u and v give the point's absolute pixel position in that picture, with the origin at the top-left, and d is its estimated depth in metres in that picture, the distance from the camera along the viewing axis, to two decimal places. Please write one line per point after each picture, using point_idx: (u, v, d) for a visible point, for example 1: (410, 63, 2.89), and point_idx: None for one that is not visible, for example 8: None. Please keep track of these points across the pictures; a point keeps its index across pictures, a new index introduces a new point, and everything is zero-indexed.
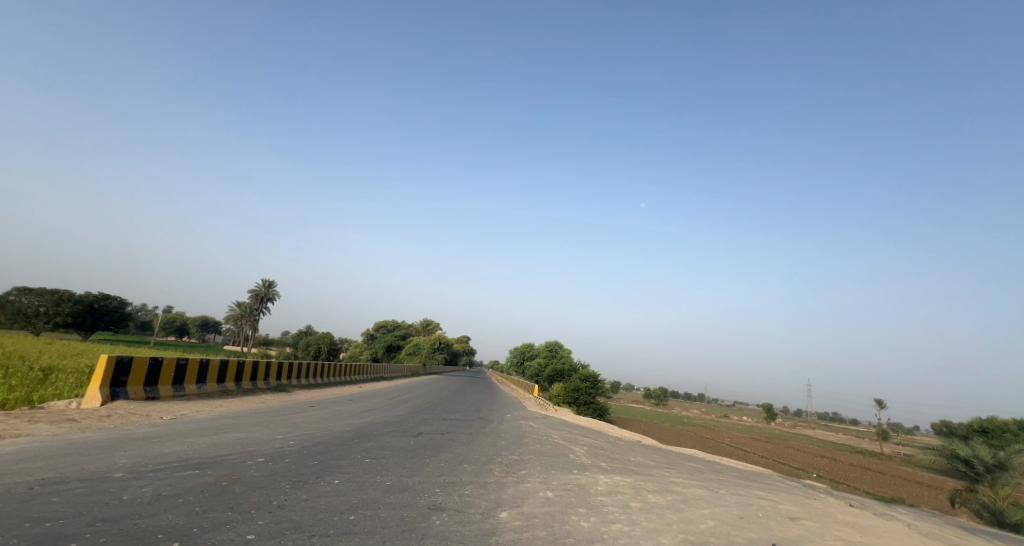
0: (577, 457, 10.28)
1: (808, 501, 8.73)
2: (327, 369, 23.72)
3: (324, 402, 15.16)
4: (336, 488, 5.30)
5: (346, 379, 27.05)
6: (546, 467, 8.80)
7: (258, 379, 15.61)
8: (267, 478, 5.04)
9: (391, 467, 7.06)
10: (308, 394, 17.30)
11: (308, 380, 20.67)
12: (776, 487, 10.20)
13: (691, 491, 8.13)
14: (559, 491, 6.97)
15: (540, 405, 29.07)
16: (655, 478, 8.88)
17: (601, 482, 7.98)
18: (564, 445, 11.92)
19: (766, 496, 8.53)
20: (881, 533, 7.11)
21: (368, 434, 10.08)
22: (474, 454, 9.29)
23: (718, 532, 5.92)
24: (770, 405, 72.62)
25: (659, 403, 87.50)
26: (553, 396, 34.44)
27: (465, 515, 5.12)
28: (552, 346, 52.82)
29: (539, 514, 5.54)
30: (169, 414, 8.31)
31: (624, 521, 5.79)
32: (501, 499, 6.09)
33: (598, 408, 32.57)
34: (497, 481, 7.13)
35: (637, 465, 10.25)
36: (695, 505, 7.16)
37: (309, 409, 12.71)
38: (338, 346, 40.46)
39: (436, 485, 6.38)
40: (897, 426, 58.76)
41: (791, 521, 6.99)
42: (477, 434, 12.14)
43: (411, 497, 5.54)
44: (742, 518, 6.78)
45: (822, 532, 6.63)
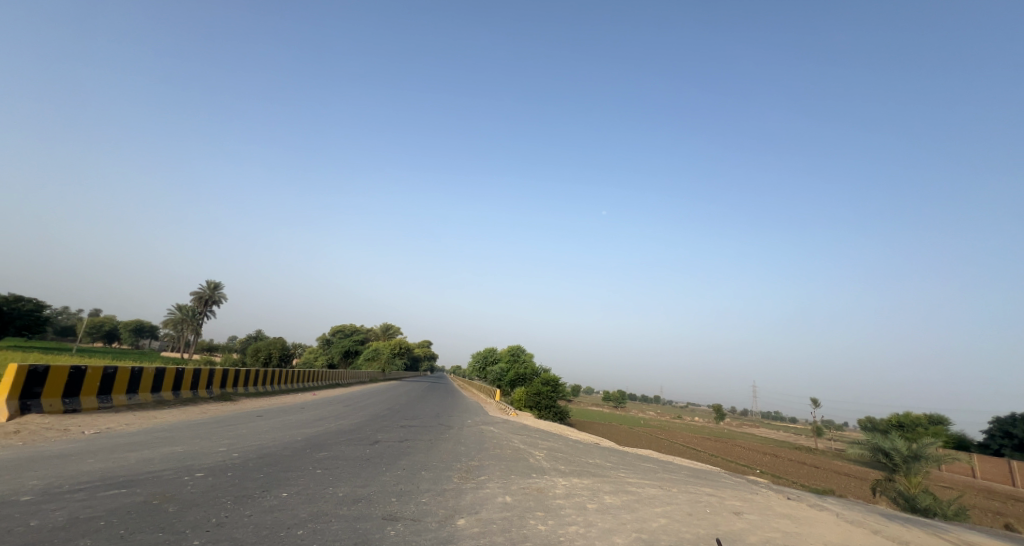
0: (537, 461, 10.29)
1: (751, 496, 9.15)
2: (278, 377, 22.51)
3: (274, 411, 14.36)
4: (284, 502, 5.01)
5: (300, 387, 25.87)
6: (506, 472, 8.77)
7: (199, 388, 14.57)
8: (207, 495, 4.67)
9: (344, 477, 6.77)
10: (256, 402, 16.35)
11: (256, 388, 19.48)
12: (723, 483, 10.64)
13: (645, 490, 8.35)
14: (518, 495, 6.95)
15: (502, 410, 28.89)
16: (611, 479, 9.03)
17: (559, 485, 8.02)
18: (524, 450, 11.85)
19: (714, 493, 8.87)
20: (815, 523, 7.52)
21: (321, 443, 9.65)
22: (433, 461, 9.10)
23: (669, 530, 6.07)
24: (720, 406, 76.16)
25: (617, 406, 89.76)
26: (515, 401, 34.36)
27: (422, 524, 4.98)
28: (514, 349, 52.72)
29: (497, 520, 5.49)
30: (91, 428, 7.55)
31: (580, 523, 5.83)
32: (459, 505, 6.01)
33: (559, 412, 32.65)
34: (455, 487, 7.03)
35: (594, 467, 10.40)
36: (648, 504, 7.33)
37: (256, 419, 12.00)
38: (291, 351, 38.61)
39: (392, 494, 6.20)
40: (831, 421, 63.25)
41: (735, 515, 7.27)
42: (437, 441, 11.89)
43: (365, 508, 5.32)
44: (691, 515, 7.00)
45: (762, 525, 6.94)
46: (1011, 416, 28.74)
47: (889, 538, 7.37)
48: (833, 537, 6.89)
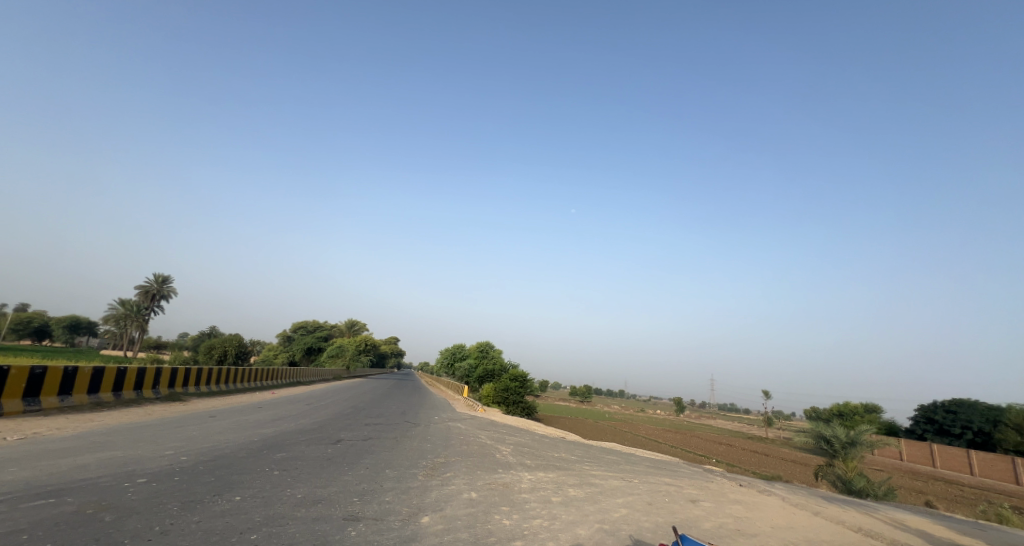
0: (503, 456, 10.31)
1: (706, 484, 9.54)
2: (233, 375, 21.49)
3: (228, 411, 13.68)
4: (237, 506, 4.77)
5: (258, 385, 24.81)
6: (472, 468, 8.75)
7: (144, 388, 13.67)
8: (149, 502, 4.38)
9: (304, 478, 6.53)
10: (208, 402, 15.52)
11: (209, 387, 18.51)
12: (680, 473, 11.07)
13: (607, 482, 8.54)
14: (483, 491, 6.94)
15: (470, 406, 28.86)
16: (575, 473, 9.18)
17: (525, 479, 8.07)
18: (491, 446, 11.83)
19: (672, 483, 9.19)
20: (763, 507, 7.93)
21: (280, 444, 9.28)
22: (398, 459, 8.95)
23: (629, 519, 6.23)
24: (680, 399, 79.01)
25: (584, 400, 91.62)
26: (483, 397, 34.36)
27: (384, 523, 4.89)
28: (483, 345, 52.70)
29: (462, 516, 5.46)
30: (16, 434, 6.93)
31: (544, 516, 5.89)
32: (424, 503, 5.92)
33: (526, 407, 32.90)
34: (420, 485, 6.94)
35: (560, 460, 10.56)
36: (610, 496, 7.50)
37: (208, 420, 11.39)
38: (247, 348, 36.93)
39: (355, 494, 6.03)
40: (780, 412, 67.02)
41: (691, 503, 7.57)
42: (402, 439, 11.70)
43: (325, 510, 5.15)
44: (651, 504, 7.22)
45: (716, 511, 7.24)
46: (933, 404, 31.35)
47: (829, 518, 7.86)
48: (779, 520, 7.29)
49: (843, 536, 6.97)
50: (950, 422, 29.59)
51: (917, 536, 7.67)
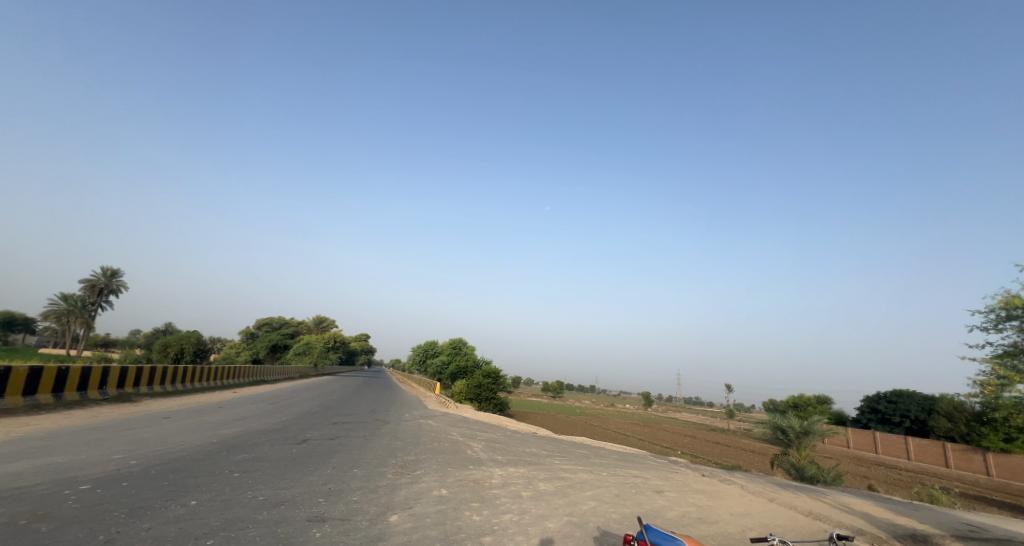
0: (474, 453, 10.29)
1: (671, 475, 9.85)
2: (191, 374, 20.50)
3: (185, 412, 13.05)
4: (191, 511, 4.54)
5: (218, 384, 23.78)
6: (443, 465, 8.68)
7: (89, 389, 12.84)
8: (93, 510, 4.11)
9: (266, 480, 6.29)
10: (162, 402, 14.73)
11: (163, 387, 17.59)
12: (647, 465, 11.37)
13: (577, 475, 8.67)
14: (454, 488, 6.91)
15: (442, 403, 28.62)
16: (546, 467, 9.27)
17: (495, 475, 8.08)
18: (462, 443, 11.79)
19: (639, 475, 9.42)
20: (723, 496, 8.25)
21: (241, 444, 8.93)
22: (367, 458, 8.78)
23: (597, 511, 6.35)
24: (648, 393, 80.95)
25: (555, 396, 92.63)
26: (455, 393, 34.17)
27: (350, 523, 4.77)
28: (456, 341, 52.36)
29: (431, 514, 5.41)
30: None
31: (514, 511, 5.91)
32: (392, 502, 5.83)
33: (499, 403, 32.91)
34: (389, 483, 6.83)
35: (531, 455, 10.65)
36: (579, 489, 7.62)
37: (162, 421, 10.82)
38: (206, 346, 35.30)
39: (320, 494, 5.86)
40: (741, 404, 69.93)
41: (657, 494, 7.78)
42: (371, 437, 11.48)
43: (289, 511, 4.99)
44: (618, 495, 7.38)
45: (680, 501, 7.48)
46: (876, 394, 33.50)
47: (783, 504, 8.26)
48: (738, 507, 7.58)
49: (795, 520, 7.34)
50: (891, 412, 31.67)
51: (862, 518, 8.15)
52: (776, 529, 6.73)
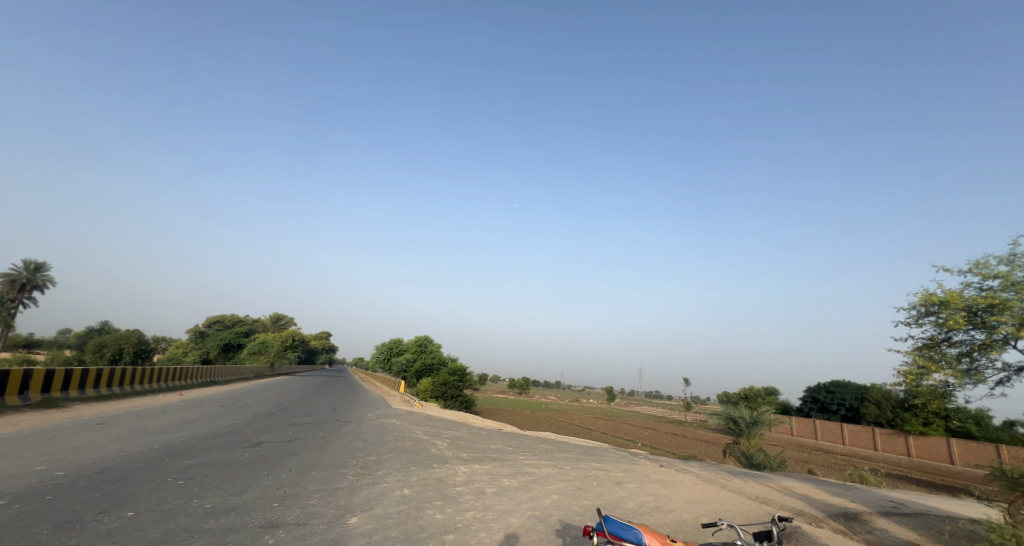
0: (439, 451, 10.22)
1: (632, 466, 10.19)
2: (130, 376, 19.15)
3: (123, 417, 12.19)
4: (128, 523, 4.27)
5: (163, 386, 22.38)
6: (406, 464, 8.57)
7: (8, 395, 11.71)
8: (12, 528, 3.78)
9: (214, 487, 5.99)
10: (96, 407, 13.67)
11: (98, 390, 16.34)
12: (609, 458, 11.70)
13: (540, 470, 8.80)
14: (416, 487, 6.84)
15: (406, 402, 28.19)
16: (510, 463, 9.35)
17: (459, 473, 8.07)
18: (427, 441, 11.68)
19: (601, 467, 9.67)
20: (679, 484, 8.62)
21: (187, 450, 8.45)
22: (327, 460, 8.53)
23: (559, 505, 6.48)
24: (611, 388, 82.99)
25: (521, 393, 93.40)
26: (420, 391, 33.73)
27: (307, 528, 4.64)
28: (421, 338, 51.64)
29: (392, 514, 5.34)
30: None
31: (477, 508, 5.94)
32: (352, 504, 5.70)
33: (465, 400, 32.75)
34: (349, 485, 6.67)
35: (495, 452, 10.70)
36: (543, 483, 7.74)
37: (97, 428, 10.05)
38: (148, 346, 33.15)
39: (274, 500, 5.65)
40: (698, 398, 73.22)
41: (618, 485, 8.02)
42: (331, 438, 11.16)
43: (238, 518, 4.79)
44: (580, 488, 7.56)
45: (639, 491, 7.74)
46: (816, 385, 35.93)
47: (733, 490, 8.73)
48: (692, 495, 7.94)
49: (743, 504, 7.78)
50: (829, 401, 34.11)
51: (802, 499, 8.74)
52: (726, 514, 7.10)
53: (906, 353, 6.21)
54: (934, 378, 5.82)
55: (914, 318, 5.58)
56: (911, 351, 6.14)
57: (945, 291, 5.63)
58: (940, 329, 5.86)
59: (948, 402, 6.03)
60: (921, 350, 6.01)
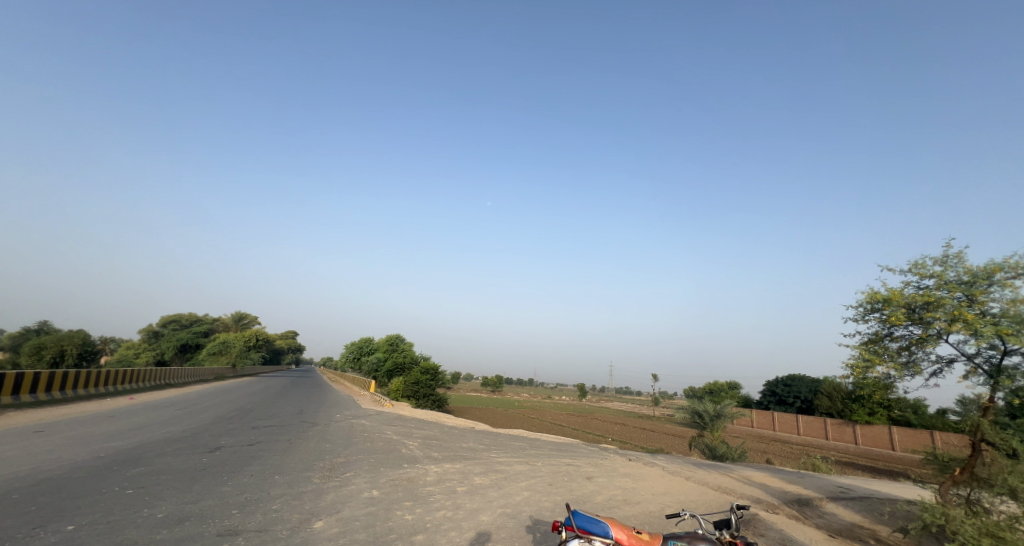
0: (409, 451, 10.08)
1: (601, 461, 10.39)
2: (74, 379, 17.94)
3: (66, 423, 11.40)
4: (69, 538, 4.01)
5: (112, 390, 21.10)
6: (375, 465, 8.41)
7: None
8: None
9: (168, 495, 5.71)
10: (35, 414, 12.72)
11: (36, 396, 15.21)
12: (579, 453, 11.88)
13: (512, 467, 8.84)
14: (386, 488, 6.73)
15: (376, 402, 27.68)
16: (481, 461, 9.34)
17: (430, 472, 8.00)
18: (397, 441, 11.50)
19: (572, 463, 9.81)
20: (646, 477, 8.85)
21: (139, 457, 8.00)
22: (292, 463, 8.28)
23: (530, 501, 6.53)
24: (582, 385, 84.06)
25: (495, 390, 93.43)
26: (392, 391, 33.19)
27: (270, 534, 4.49)
28: (393, 337, 50.74)
29: (360, 516, 5.24)
30: None
31: (447, 507, 5.91)
32: (318, 507, 5.56)
33: (438, 398, 32.42)
34: (315, 488, 6.50)
35: (467, 450, 10.67)
36: (514, 480, 7.78)
37: (34, 436, 9.36)
38: (94, 346, 31.18)
39: (233, 506, 5.44)
40: (666, 393, 75.32)
41: (588, 480, 8.16)
42: (297, 440, 10.83)
43: (193, 527, 4.58)
44: (551, 484, 7.64)
45: (608, 485, 7.90)
46: (775, 380, 37.65)
47: (697, 481, 9.03)
48: (658, 487, 8.17)
49: (706, 495, 8.08)
50: (787, 394, 35.78)
51: (760, 488, 9.15)
52: (690, 504, 7.35)
53: (854, 347, 6.58)
54: (877, 371, 6.20)
55: (861, 315, 5.93)
56: (858, 345, 6.51)
57: (888, 289, 6.00)
58: (884, 325, 6.24)
59: (890, 393, 6.45)
60: (867, 345, 6.38)
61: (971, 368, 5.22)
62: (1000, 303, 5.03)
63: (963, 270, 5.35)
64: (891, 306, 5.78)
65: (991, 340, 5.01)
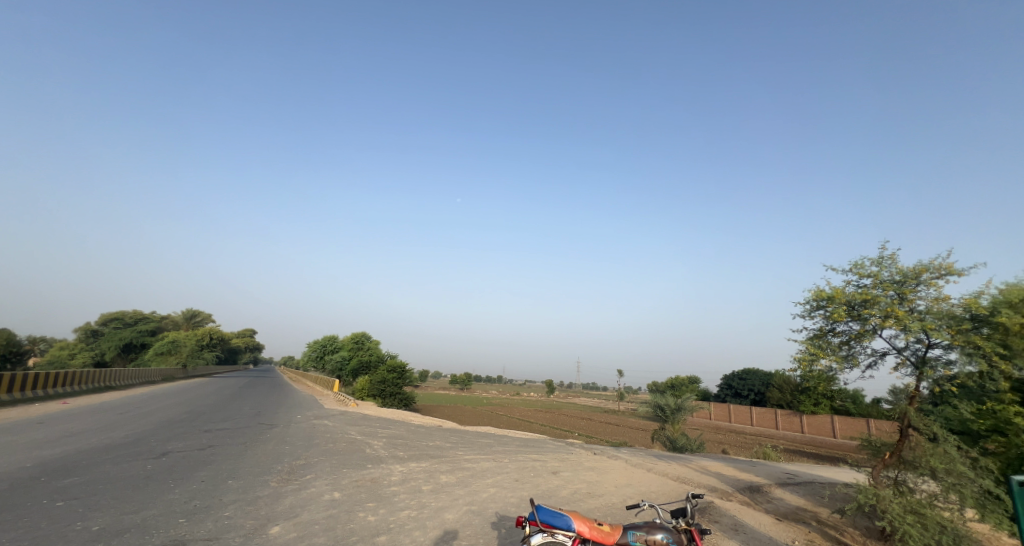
0: (374, 451, 9.86)
1: (567, 455, 10.54)
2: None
3: None
4: None
5: (44, 394, 19.48)
6: (337, 466, 8.17)
7: None
8: None
9: (108, 506, 5.34)
10: None
11: None
12: (546, 449, 12.00)
13: (479, 465, 8.82)
14: (348, 490, 6.56)
15: (340, 402, 26.92)
16: (448, 459, 9.27)
17: (395, 472, 7.86)
18: (361, 441, 11.22)
19: (538, 458, 9.90)
20: (610, 470, 9.05)
21: (75, 466, 7.43)
22: (247, 467, 7.93)
23: (496, 497, 6.54)
24: (551, 381, 84.88)
25: (463, 388, 92.87)
26: (357, 390, 32.36)
27: (220, 542, 4.28)
28: (359, 334, 49.40)
29: (320, 520, 5.08)
30: None
31: (412, 506, 5.82)
32: (275, 512, 5.35)
33: (405, 398, 31.88)
34: (273, 492, 6.25)
35: (434, 449, 10.56)
36: (480, 477, 7.76)
37: None
38: (22, 346, 28.66)
39: (180, 514, 5.14)
40: (631, 389, 77.20)
41: (553, 475, 8.26)
42: (254, 443, 10.37)
43: (134, 539, 4.30)
44: (517, 480, 7.68)
45: (573, 480, 8.02)
46: (731, 374, 39.38)
47: (658, 472, 9.33)
48: (621, 480, 8.36)
49: (666, 485, 8.35)
50: (742, 387, 37.51)
51: (715, 477, 9.56)
52: (649, 495, 7.58)
53: (801, 342, 6.94)
54: (821, 363, 6.58)
55: (806, 311, 6.26)
56: (805, 340, 6.86)
57: (831, 287, 6.35)
58: (827, 321, 6.62)
59: (832, 385, 6.86)
60: (813, 340, 6.74)
61: (900, 360, 5.63)
62: (926, 301, 5.44)
63: (895, 270, 5.76)
64: (833, 303, 6.12)
65: (918, 334, 5.41)
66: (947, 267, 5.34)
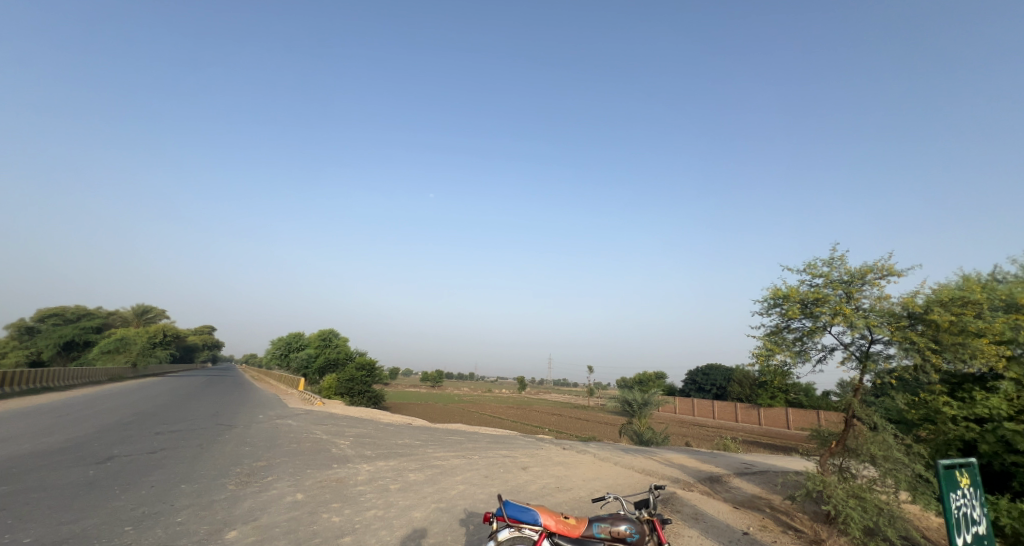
0: (340, 450, 9.62)
1: (537, 451, 10.62)
2: None
3: None
4: None
5: None
6: (301, 467, 7.93)
7: None
8: None
9: (44, 516, 4.98)
10: None
11: None
12: (516, 444, 12.04)
13: (448, 462, 8.76)
14: (312, 490, 6.37)
15: (305, 401, 26.13)
16: (417, 457, 9.15)
17: (362, 471, 7.69)
18: (327, 441, 10.93)
19: (508, 454, 9.93)
20: (578, 465, 9.19)
21: (6, 474, 6.87)
22: (203, 470, 7.57)
23: (465, 494, 6.51)
24: (521, 378, 85.30)
25: (433, 386, 91.92)
26: (323, 388, 31.50)
27: None
28: (326, 331, 47.99)
29: (281, 522, 4.91)
30: None
31: (378, 506, 5.70)
32: (232, 516, 5.14)
33: (374, 396, 31.28)
34: (230, 496, 5.99)
35: (402, 447, 10.40)
36: (449, 474, 7.71)
37: None
38: None
39: (126, 522, 4.85)
40: (600, 384, 78.66)
41: (522, 470, 8.30)
42: (210, 445, 9.91)
43: None
44: (486, 476, 7.68)
45: (542, 475, 8.09)
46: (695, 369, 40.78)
47: (624, 465, 9.54)
48: (589, 473, 8.51)
49: (632, 478, 8.55)
50: (705, 382, 38.90)
51: (679, 468, 9.87)
52: (616, 488, 7.74)
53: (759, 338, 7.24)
54: (777, 358, 6.89)
55: (763, 309, 6.54)
56: (763, 336, 7.16)
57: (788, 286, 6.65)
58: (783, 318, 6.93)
59: (787, 379, 7.19)
60: (770, 336, 7.04)
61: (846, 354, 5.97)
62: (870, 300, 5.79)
63: (844, 270, 6.09)
64: (789, 301, 6.40)
65: (862, 331, 5.76)
66: (889, 268, 5.71)
